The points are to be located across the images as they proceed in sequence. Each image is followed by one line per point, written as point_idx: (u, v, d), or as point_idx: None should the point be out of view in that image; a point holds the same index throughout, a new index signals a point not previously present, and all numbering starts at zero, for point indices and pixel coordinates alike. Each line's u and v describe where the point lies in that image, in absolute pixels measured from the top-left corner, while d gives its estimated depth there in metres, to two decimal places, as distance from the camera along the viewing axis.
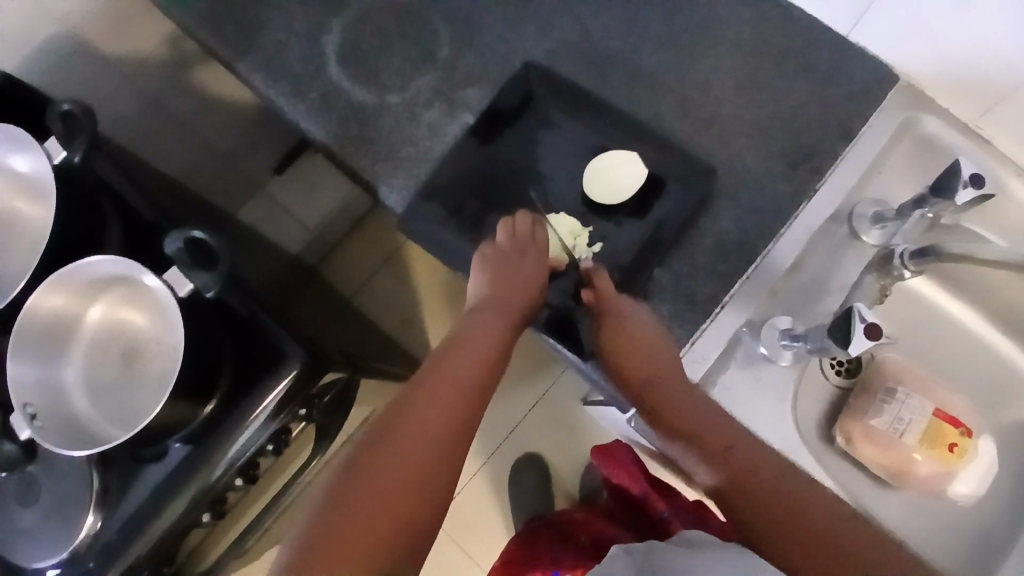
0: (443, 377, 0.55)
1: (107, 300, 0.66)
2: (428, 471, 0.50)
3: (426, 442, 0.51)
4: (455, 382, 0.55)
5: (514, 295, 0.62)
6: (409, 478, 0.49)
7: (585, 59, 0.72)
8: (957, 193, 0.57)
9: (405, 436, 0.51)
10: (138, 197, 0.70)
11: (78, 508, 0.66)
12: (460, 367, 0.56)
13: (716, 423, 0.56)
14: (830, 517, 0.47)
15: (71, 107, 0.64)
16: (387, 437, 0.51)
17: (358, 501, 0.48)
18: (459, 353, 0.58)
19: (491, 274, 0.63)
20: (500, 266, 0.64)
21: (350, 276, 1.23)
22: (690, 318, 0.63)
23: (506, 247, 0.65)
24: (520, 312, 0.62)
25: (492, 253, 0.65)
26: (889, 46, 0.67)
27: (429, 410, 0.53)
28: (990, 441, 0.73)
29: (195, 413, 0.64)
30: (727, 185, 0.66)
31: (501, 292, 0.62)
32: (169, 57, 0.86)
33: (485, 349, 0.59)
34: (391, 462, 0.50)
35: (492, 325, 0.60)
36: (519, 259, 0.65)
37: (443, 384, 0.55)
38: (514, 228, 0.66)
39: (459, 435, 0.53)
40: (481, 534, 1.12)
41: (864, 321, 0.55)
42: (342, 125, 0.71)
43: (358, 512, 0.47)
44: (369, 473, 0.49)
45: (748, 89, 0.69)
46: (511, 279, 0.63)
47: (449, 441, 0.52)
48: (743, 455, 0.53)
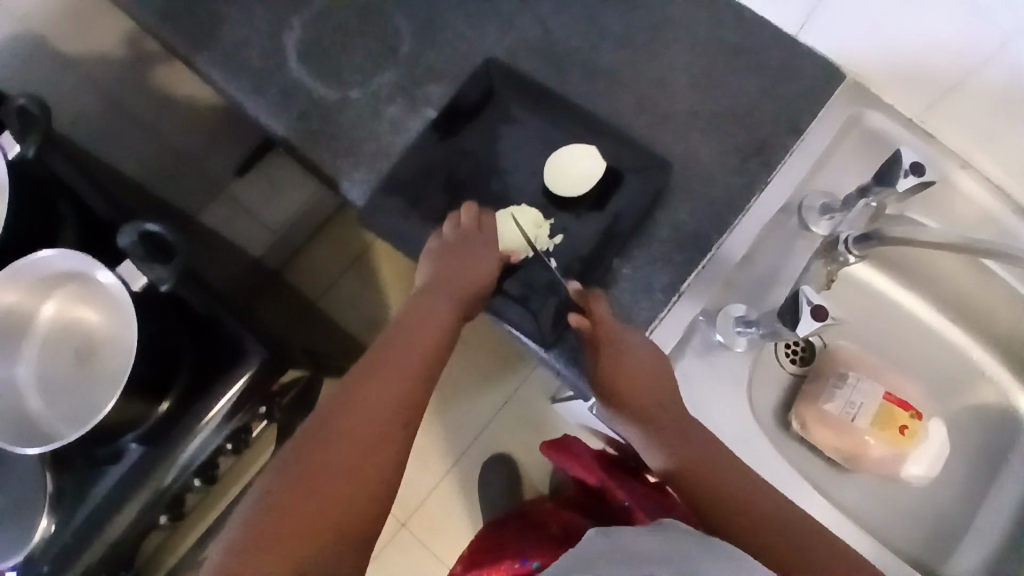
0: (387, 363, 0.56)
1: (59, 297, 0.64)
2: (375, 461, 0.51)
3: (369, 427, 0.52)
4: (400, 368, 0.56)
5: (467, 283, 0.62)
6: (352, 465, 0.50)
7: (545, 55, 0.73)
8: (899, 181, 0.60)
9: (350, 423, 0.52)
10: (94, 195, 0.69)
11: (31, 511, 0.64)
12: (405, 353, 0.57)
13: (677, 418, 0.60)
14: (778, 511, 0.54)
15: (27, 103, 0.63)
16: (330, 425, 0.52)
17: (304, 492, 0.48)
18: (403, 339, 0.58)
19: (441, 261, 0.63)
20: (450, 256, 0.63)
21: (315, 277, 1.22)
22: (648, 306, 0.64)
23: (454, 237, 0.65)
24: (471, 302, 0.62)
25: (441, 244, 0.65)
26: (834, 45, 0.69)
27: (373, 397, 0.53)
28: (941, 424, 0.74)
29: (149, 412, 0.62)
30: (683, 177, 0.68)
31: (451, 278, 0.62)
32: (129, 56, 0.85)
33: (430, 335, 0.59)
34: (335, 450, 0.50)
35: (440, 311, 0.61)
36: (469, 247, 0.64)
37: (388, 370, 0.55)
38: (461, 220, 0.66)
39: (405, 419, 0.53)
40: (448, 533, 1.12)
41: (811, 303, 0.57)
42: (303, 120, 0.71)
43: (301, 502, 0.48)
44: (311, 463, 0.50)
45: (702, 85, 0.71)
46: (461, 266, 0.63)
47: (394, 425, 0.53)
48: (705, 451, 0.57)
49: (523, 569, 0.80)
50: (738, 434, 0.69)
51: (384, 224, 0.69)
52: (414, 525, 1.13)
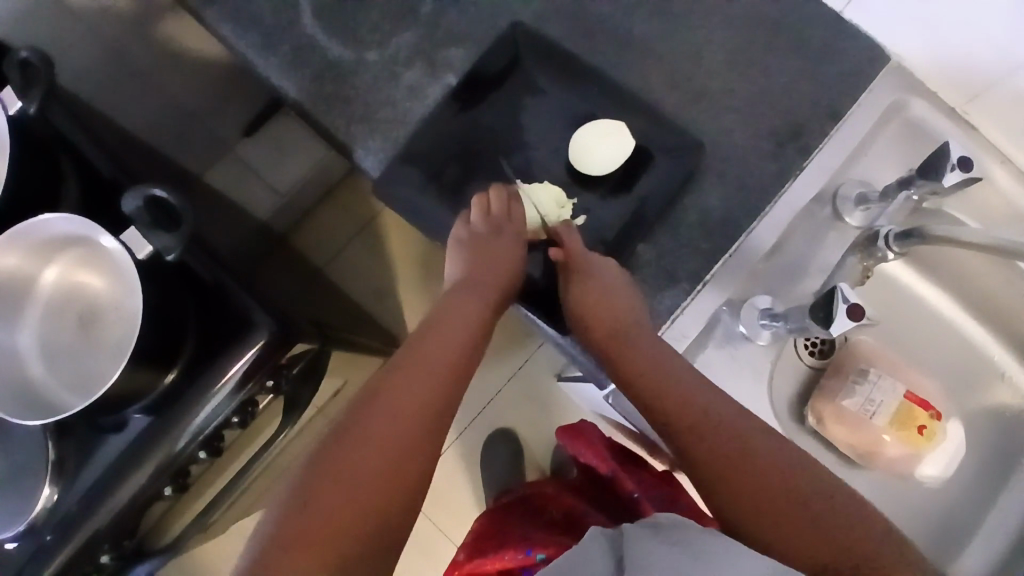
0: (420, 361, 0.54)
1: (62, 262, 0.62)
2: (402, 459, 0.49)
3: (401, 429, 0.50)
4: (434, 367, 0.54)
5: (492, 275, 0.60)
6: (383, 468, 0.48)
7: (574, 22, 0.69)
8: (944, 175, 0.57)
9: (382, 422, 0.50)
10: (97, 152, 0.65)
11: (35, 478, 0.63)
12: (439, 350, 0.55)
13: (680, 385, 0.54)
14: (804, 497, 0.47)
15: (30, 56, 0.59)
16: (360, 425, 0.50)
17: (329, 490, 0.46)
18: (437, 336, 0.56)
19: (469, 253, 0.61)
20: (478, 245, 0.62)
21: (322, 242, 1.20)
22: (672, 296, 0.62)
23: (481, 225, 0.63)
24: (500, 294, 0.60)
25: (467, 234, 0.62)
26: (884, 26, 0.65)
27: (406, 396, 0.51)
28: (959, 425, 0.73)
29: (155, 381, 0.62)
30: (713, 160, 0.65)
31: (480, 271, 0.60)
32: (136, 8, 0.80)
33: (464, 332, 0.57)
34: (367, 450, 0.48)
35: (473, 307, 0.59)
36: (496, 239, 0.62)
37: (421, 368, 0.53)
38: (488, 206, 0.64)
39: (437, 421, 0.51)
40: (450, 505, 1.12)
41: (846, 301, 0.55)
42: (316, 82, 0.68)
43: (331, 504, 0.46)
44: (341, 464, 0.48)
45: (738, 62, 0.67)
46: (488, 260, 0.61)
47: (426, 426, 0.51)
48: (709, 423, 0.52)
49: (527, 560, 0.78)
50: None
51: (400, 196, 0.66)
52: None
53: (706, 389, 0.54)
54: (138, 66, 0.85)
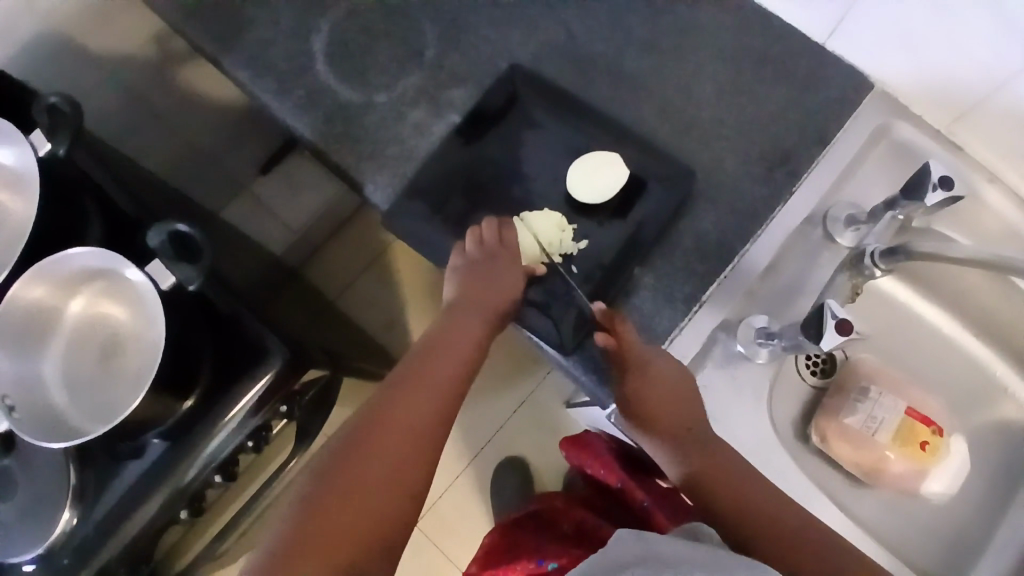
0: (424, 378, 0.56)
1: (88, 293, 0.66)
2: (404, 473, 0.51)
3: (403, 444, 0.52)
4: (434, 386, 0.56)
5: (489, 300, 0.63)
6: (386, 478, 0.50)
7: (569, 61, 0.73)
8: (927, 194, 0.59)
9: (386, 438, 0.52)
10: (120, 194, 0.70)
11: (53, 505, 0.65)
12: (441, 369, 0.57)
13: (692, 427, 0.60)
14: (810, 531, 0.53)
15: (59, 101, 0.64)
16: (370, 439, 0.52)
17: (338, 502, 0.49)
18: (439, 357, 0.58)
19: (466, 278, 0.64)
20: (475, 270, 0.64)
21: (333, 275, 1.23)
22: (670, 317, 0.64)
23: (477, 254, 0.65)
24: (496, 317, 0.63)
25: (463, 261, 0.65)
26: (865, 53, 0.68)
27: (409, 414, 0.54)
28: (962, 440, 0.74)
29: (172, 409, 0.63)
30: (705, 187, 0.68)
31: (477, 295, 0.63)
32: (156, 55, 0.86)
33: (463, 356, 0.60)
34: (372, 463, 0.51)
35: (471, 332, 0.61)
36: (491, 265, 0.64)
37: (422, 387, 0.55)
38: (482, 235, 0.66)
39: (435, 440, 0.54)
40: (462, 534, 1.12)
41: (835, 317, 0.56)
42: (327, 122, 0.71)
43: (341, 514, 0.48)
44: (351, 479, 0.50)
45: (727, 94, 0.70)
46: (484, 284, 0.63)
47: (426, 445, 0.53)
48: (716, 456, 0.58)
49: (539, 569, 0.82)
50: (758, 445, 0.69)
51: (408, 228, 0.69)
52: (428, 526, 1.13)
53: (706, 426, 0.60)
54: (158, 106, 0.90)
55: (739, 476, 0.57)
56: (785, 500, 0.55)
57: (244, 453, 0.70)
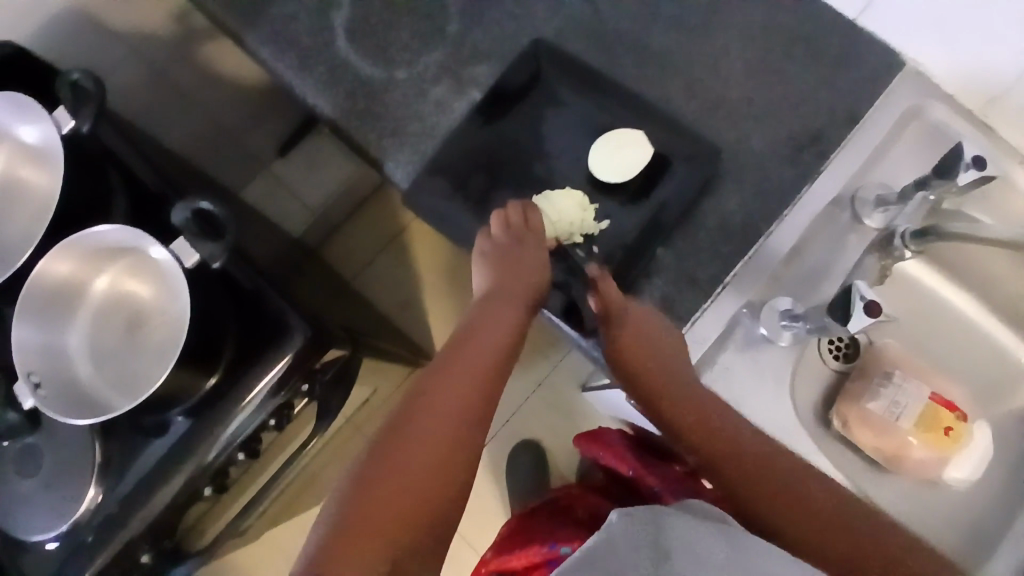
0: (460, 367, 0.56)
1: (112, 269, 0.66)
2: (444, 462, 0.51)
3: (443, 433, 0.52)
4: (468, 374, 0.55)
5: (518, 286, 0.62)
6: (426, 468, 0.50)
7: (594, 38, 0.72)
8: (958, 174, 0.58)
9: (424, 428, 0.52)
10: (145, 170, 0.69)
11: (81, 479, 0.66)
12: (477, 358, 0.57)
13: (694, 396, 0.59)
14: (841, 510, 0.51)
15: (81, 77, 0.64)
16: (408, 428, 0.52)
17: (379, 492, 0.48)
18: (475, 345, 0.58)
19: (495, 265, 0.63)
20: (505, 258, 0.63)
21: (351, 256, 1.23)
22: (692, 298, 0.64)
23: (504, 240, 0.64)
24: (528, 304, 0.62)
25: (489, 249, 0.64)
26: (896, 31, 0.67)
27: (447, 404, 0.53)
28: (987, 427, 0.72)
29: (198, 385, 0.64)
30: (731, 167, 0.67)
31: (506, 282, 0.62)
32: (177, 32, 0.85)
33: (499, 343, 0.59)
34: (412, 452, 0.50)
35: (506, 320, 0.60)
36: (519, 250, 0.64)
37: (457, 378, 0.55)
38: (508, 220, 0.65)
39: (474, 428, 0.53)
40: (477, 515, 1.13)
41: (864, 298, 0.55)
42: (350, 99, 0.71)
43: (383, 502, 0.48)
44: (388, 466, 0.50)
45: (755, 72, 0.69)
46: (514, 272, 0.62)
47: (465, 432, 0.53)
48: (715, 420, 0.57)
49: (550, 554, 0.80)
50: (779, 429, 0.68)
51: (429, 206, 0.69)
52: None
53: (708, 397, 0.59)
54: (178, 85, 0.90)
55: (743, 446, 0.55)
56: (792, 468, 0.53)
57: (267, 430, 0.70)
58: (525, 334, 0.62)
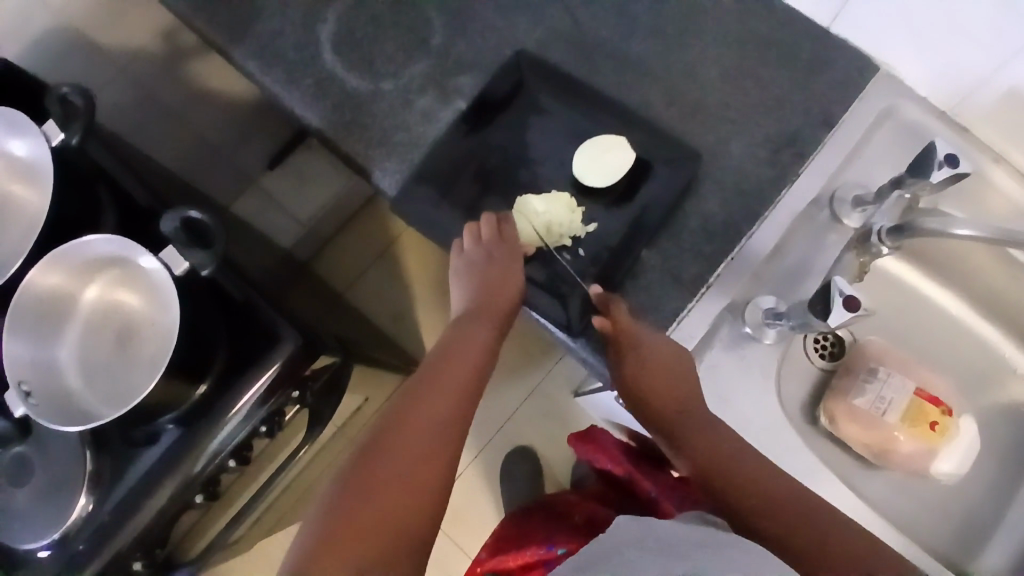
0: (440, 379, 0.58)
1: (103, 280, 0.67)
2: (424, 471, 0.52)
3: (422, 444, 0.53)
4: (447, 387, 0.57)
5: (498, 300, 0.64)
6: (407, 478, 0.51)
7: (575, 46, 0.73)
8: (932, 172, 0.59)
9: (404, 439, 0.53)
10: (133, 183, 0.71)
11: (71, 490, 0.66)
12: (455, 370, 0.59)
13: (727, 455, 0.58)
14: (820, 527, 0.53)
15: (71, 91, 0.65)
16: (387, 443, 0.53)
17: (362, 504, 0.49)
18: (455, 359, 0.59)
19: (472, 279, 0.65)
20: (480, 270, 0.65)
21: (342, 268, 1.24)
22: (676, 297, 0.65)
23: (477, 253, 0.66)
24: (506, 315, 0.64)
25: (464, 263, 0.66)
26: (870, 35, 0.69)
27: (425, 417, 0.55)
28: (972, 421, 0.72)
29: (187, 394, 0.64)
30: (711, 169, 0.68)
31: (486, 300, 0.64)
32: (164, 49, 0.87)
33: (477, 358, 0.60)
34: (394, 464, 0.52)
35: (484, 332, 0.62)
36: (493, 261, 0.65)
37: (436, 391, 0.57)
38: (480, 232, 0.67)
39: (453, 436, 0.55)
40: (472, 524, 1.13)
41: (842, 294, 0.57)
42: (337, 111, 0.72)
43: (365, 514, 0.49)
44: (369, 479, 0.51)
45: (733, 77, 0.71)
46: (492, 283, 0.64)
47: (444, 440, 0.54)
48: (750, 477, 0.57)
49: (549, 555, 0.82)
50: (768, 426, 0.69)
51: (417, 213, 0.70)
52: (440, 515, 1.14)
53: (741, 441, 0.60)
54: (166, 103, 0.91)
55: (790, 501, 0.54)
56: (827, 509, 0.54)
57: (258, 439, 0.70)
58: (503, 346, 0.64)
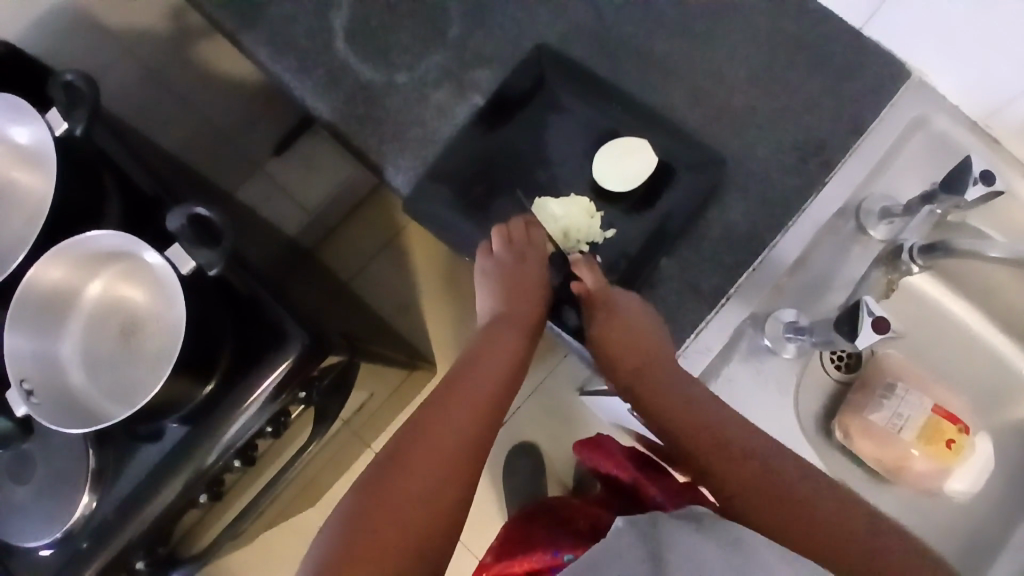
0: (467, 389, 0.57)
1: (107, 274, 0.65)
2: (447, 479, 0.51)
3: (448, 452, 0.52)
4: (473, 397, 0.57)
5: (523, 309, 0.65)
6: (431, 485, 0.50)
7: (597, 43, 0.71)
8: (966, 189, 0.58)
9: (430, 445, 0.52)
10: (141, 175, 0.69)
11: (72, 487, 0.65)
12: (482, 382, 0.58)
13: (763, 465, 0.55)
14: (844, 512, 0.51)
15: (74, 78, 0.62)
16: (413, 447, 0.52)
17: (385, 508, 0.49)
18: (480, 369, 0.59)
19: (499, 284, 0.65)
20: (509, 276, 0.66)
21: (348, 257, 1.22)
22: (696, 309, 0.63)
23: (505, 258, 0.66)
24: (532, 325, 0.64)
25: (492, 267, 0.66)
26: (904, 41, 0.66)
27: (451, 425, 0.54)
28: (987, 439, 0.71)
29: (192, 392, 0.62)
30: (736, 176, 0.66)
31: (511, 307, 0.64)
32: (172, 31, 0.84)
33: (502, 368, 0.60)
34: (418, 469, 0.51)
35: (511, 342, 0.62)
36: (520, 267, 0.66)
37: (463, 400, 0.56)
38: (509, 235, 0.67)
39: (477, 446, 0.54)
40: (475, 521, 1.13)
41: (871, 314, 0.55)
42: (349, 103, 0.70)
43: (386, 518, 0.48)
44: (394, 483, 0.50)
45: (760, 80, 0.68)
46: (519, 290, 0.65)
47: (468, 450, 0.53)
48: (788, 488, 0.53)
49: (554, 561, 0.79)
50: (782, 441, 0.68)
51: (431, 213, 0.68)
52: None
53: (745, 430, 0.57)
54: (172, 86, 0.89)
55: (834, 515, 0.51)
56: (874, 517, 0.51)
57: (264, 438, 0.68)
58: (529, 359, 0.63)
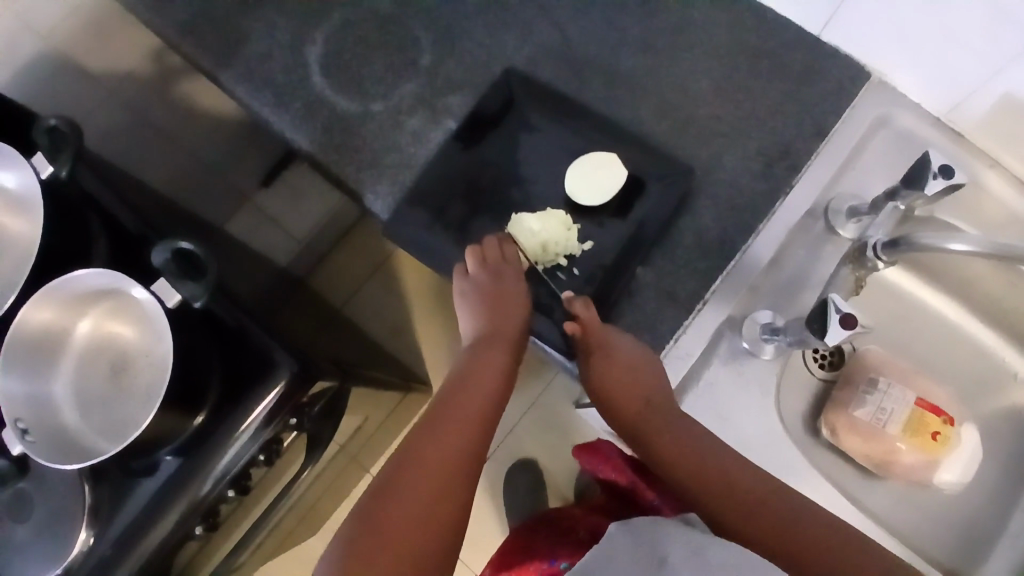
0: (455, 413, 0.57)
1: (95, 313, 0.67)
2: (437, 504, 0.52)
3: (439, 473, 0.53)
4: (461, 421, 0.57)
5: (508, 326, 0.64)
6: (421, 512, 0.51)
7: (565, 62, 0.73)
8: (927, 183, 0.59)
9: (419, 472, 0.53)
10: (127, 213, 0.70)
11: (71, 523, 0.66)
12: (469, 404, 0.58)
13: (733, 470, 0.58)
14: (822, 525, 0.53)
15: (58, 123, 0.65)
16: (403, 475, 0.52)
17: (377, 538, 0.49)
18: (466, 392, 0.59)
19: (480, 305, 0.65)
20: (491, 298, 0.65)
21: (339, 284, 1.24)
22: (673, 315, 0.64)
23: (482, 278, 0.65)
24: (515, 343, 0.64)
25: (470, 287, 0.66)
26: (860, 42, 0.68)
27: (439, 451, 0.54)
28: (973, 430, 0.72)
29: (184, 425, 0.64)
30: (705, 184, 0.67)
31: (495, 326, 0.64)
32: (154, 71, 0.88)
33: (492, 384, 0.61)
34: (409, 498, 0.51)
35: (496, 361, 0.62)
36: (499, 285, 0.65)
37: (450, 425, 0.56)
38: (484, 256, 0.66)
39: (466, 469, 0.54)
40: (477, 540, 1.13)
41: (839, 311, 0.56)
42: (327, 134, 0.72)
43: (379, 550, 0.48)
44: (385, 514, 0.50)
45: (724, 90, 0.70)
46: (500, 310, 0.65)
47: (457, 473, 0.53)
48: (757, 497, 0.56)
49: (551, 570, 0.81)
50: (768, 442, 0.68)
51: (410, 236, 0.69)
52: None
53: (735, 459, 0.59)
54: (157, 126, 0.91)
55: (801, 521, 0.54)
56: (836, 522, 0.54)
57: (257, 468, 0.69)
58: (515, 376, 0.64)
